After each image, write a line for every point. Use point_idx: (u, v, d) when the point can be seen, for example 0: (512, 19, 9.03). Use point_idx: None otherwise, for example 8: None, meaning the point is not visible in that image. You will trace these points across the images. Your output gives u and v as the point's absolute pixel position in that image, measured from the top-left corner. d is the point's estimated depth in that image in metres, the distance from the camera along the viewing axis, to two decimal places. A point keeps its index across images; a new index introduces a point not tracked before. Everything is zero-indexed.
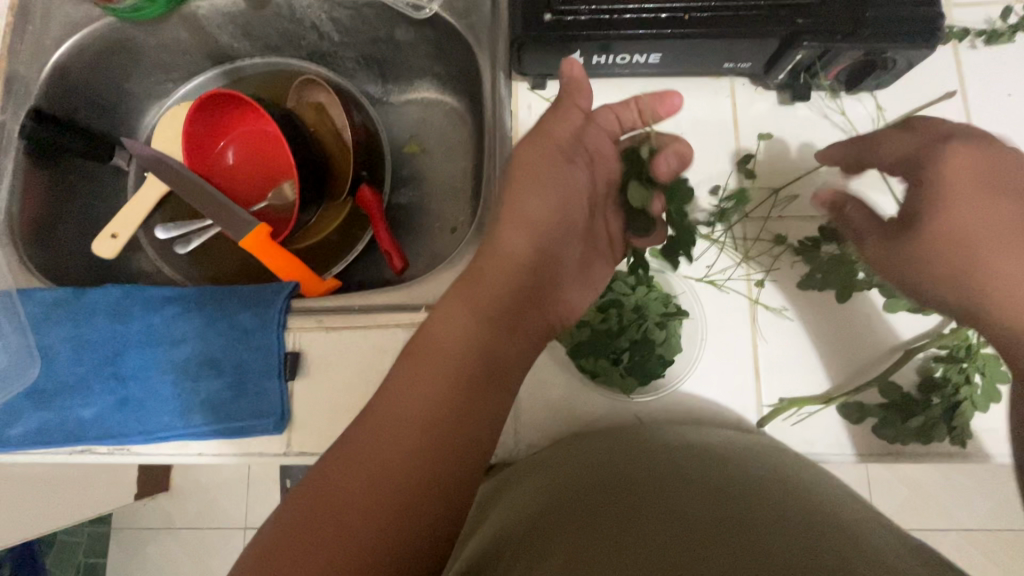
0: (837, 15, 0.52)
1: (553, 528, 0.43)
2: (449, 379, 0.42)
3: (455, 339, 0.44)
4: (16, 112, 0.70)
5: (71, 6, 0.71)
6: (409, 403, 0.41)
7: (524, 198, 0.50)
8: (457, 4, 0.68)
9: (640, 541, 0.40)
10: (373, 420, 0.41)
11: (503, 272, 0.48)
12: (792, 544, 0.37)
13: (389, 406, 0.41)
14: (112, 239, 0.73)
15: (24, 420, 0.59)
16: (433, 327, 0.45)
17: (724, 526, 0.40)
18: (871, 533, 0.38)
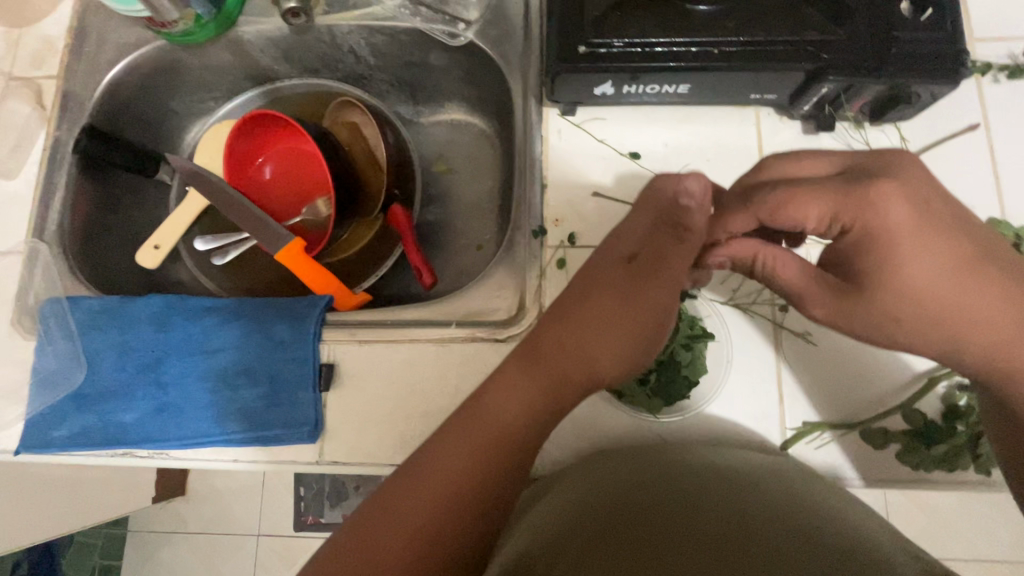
0: (862, 50, 0.54)
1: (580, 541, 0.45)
2: (501, 466, 0.46)
3: (513, 426, 0.47)
4: (70, 128, 0.73)
5: (126, 29, 0.75)
6: (452, 473, 0.45)
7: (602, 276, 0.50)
8: (491, 32, 0.71)
9: (663, 554, 0.41)
10: (426, 474, 0.45)
11: (561, 352, 0.49)
12: (816, 565, 0.38)
13: (443, 468, 0.46)
14: (155, 250, 0.77)
15: (68, 423, 0.62)
16: (493, 397, 0.48)
17: (750, 547, 0.40)
18: (899, 558, 0.39)
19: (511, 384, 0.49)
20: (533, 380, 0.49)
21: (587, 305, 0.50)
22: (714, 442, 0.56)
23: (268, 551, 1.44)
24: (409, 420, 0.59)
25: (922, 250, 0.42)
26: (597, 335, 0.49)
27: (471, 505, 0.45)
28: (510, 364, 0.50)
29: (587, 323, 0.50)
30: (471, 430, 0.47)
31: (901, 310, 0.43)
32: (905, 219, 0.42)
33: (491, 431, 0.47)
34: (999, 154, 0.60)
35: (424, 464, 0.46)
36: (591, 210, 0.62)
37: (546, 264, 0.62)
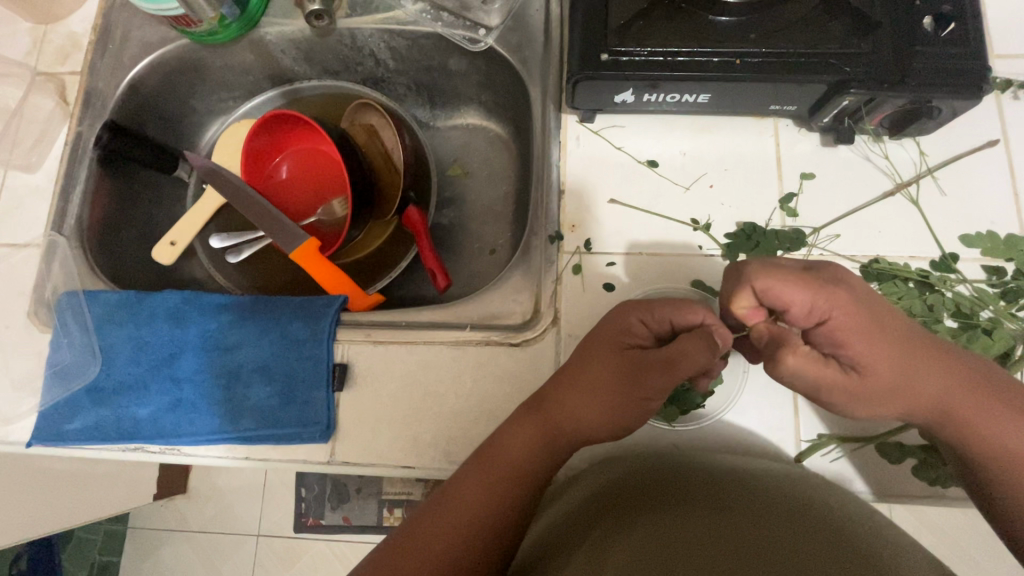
0: (885, 65, 0.54)
1: (595, 540, 0.45)
2: (512, 501, 0.48)
3: (524, 470, 0.48)
4: (92, 123, 0.74)
5: (150, 27, 0.76)
6: (467, 500, 0.48)
7: (609, 346, 0.49)
8: (511, 38, 0.71)
9: (678, 548, 0.41)
10: (446, 503, 0.48)
11: (562, 408, 0.49)
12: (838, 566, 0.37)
13: (460, 501, 0.48)
14: (171, 246, 0.78)
15: (82, 416, 0.62)
16: (503, 435, 0.50)
17: (768, 545, 0.40)
18: (918, 567, 0.38)
19: (519, 427, 0.50)
20: (537, 435, 0.49)
21: (588, 370, 0.49)
22: (729, 451, 0.56)
23: (268, 552, 1.44)
24: (421, 423, 0.59)
25: (886, 344, 0.43)
26: (597, 399, 0.48)
27: (484, 543, 0.46)
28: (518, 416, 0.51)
29: (590, 392, 0.48)
30: (483, 461, 0.49)
31: (892, 392, 0.44)
32: (854, 315, 0.43)
33: (503, 469, 0.49)
34: (1019, 170, 0.60)
35: (445, 495, 0.49)
36: (607, 218, 0.62)
37: (563, 269, 0.62)
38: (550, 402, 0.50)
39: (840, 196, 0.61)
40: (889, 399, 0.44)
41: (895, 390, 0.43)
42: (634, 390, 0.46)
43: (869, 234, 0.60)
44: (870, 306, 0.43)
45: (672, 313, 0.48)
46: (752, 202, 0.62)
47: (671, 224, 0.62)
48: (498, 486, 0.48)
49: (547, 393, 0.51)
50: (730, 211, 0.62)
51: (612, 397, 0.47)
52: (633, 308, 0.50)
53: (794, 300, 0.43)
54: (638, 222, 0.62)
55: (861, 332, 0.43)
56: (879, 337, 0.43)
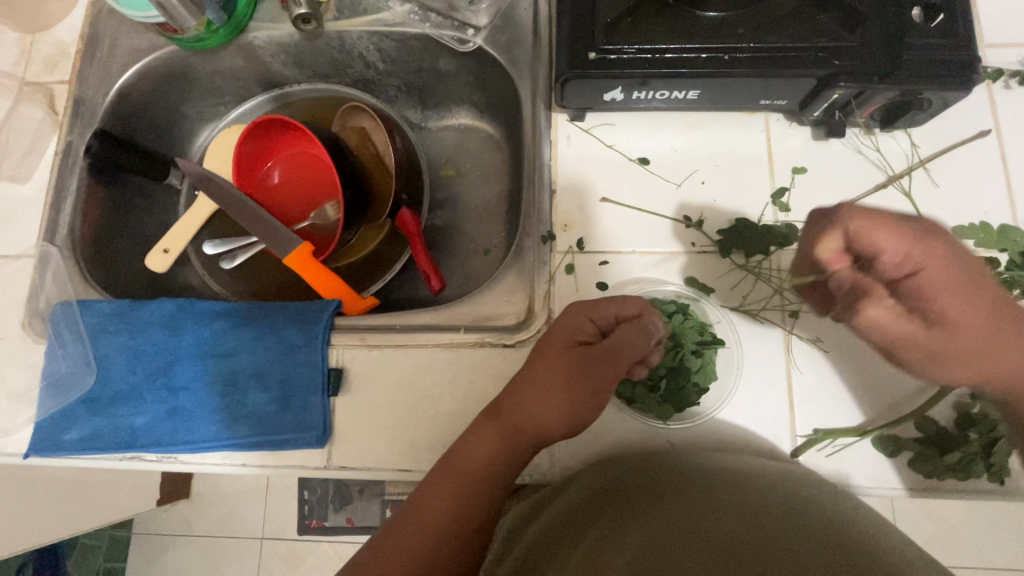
0: (874, 57, 0.54)
1: (590, 544, 0.45)
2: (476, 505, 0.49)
3: (484, 477, 0.50)
4: (82, 132, 0.74)
5: (138, 35, 0.76)
6: (440, 507, 0.49)
7: (558, 346, 0.50)
8: (500, 37, 0.71)
9: (671, 551, 0.41)
10: (418, 511, 0.50)
11: (517, 411, 0.50)
12: (831, 564, 0.37)
13: (430, 511, 0.49)
14: (164, 253, 0.77)
15: (78, 426, 0.62)
16: (464, 443, 0.51)
17: (761, 546, 0.40)
18: (918, 564, 0.38)
19: (478, 435, 0.50)
20: (500, 442, 0.50)
21: (540, 371, 0.50)
22: (726, 448, 0.56)
23: (272, 555, 1.44)
24: (417, 427, 0.59)
25: (977, 309, 0.46)
26: (552, 403, 0.49)
27: (454, 546, 0.48)
28: (479, 423, 0.51)
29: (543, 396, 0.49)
30: (449, 469, 0.50)
31: (970, 356, 0.47)
32: (943, 273, 0.46)
33: (466, 476, 0.50)
34: (1012, 160, 0.60)
35: (420, 500, 0.50)
36: (599, 217, 0.62)
37: (555, 269, 0.62)
38: (505, 407, 0.50)
39: (833, 190, 0.61)
40: (966, 362, 0.47)
41: (964, 354, 0.47)
42: (585, 385, 0.48)
43: None
44: (964, 270, 0.46)
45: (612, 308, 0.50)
46: (744, 198, 0.61)
47: (663, 221, 0.61)
48: (461, 493, 0.49)
49: (507, 400, 0.51)
50: (722, 207, 0.61)
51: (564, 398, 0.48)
52: (580, 307, 0.51)
53: (886, 248, 0.46)
54: (630, 220, 0.62)
55: (947, 288, 0.46)
56: (966, 295, 0.46)
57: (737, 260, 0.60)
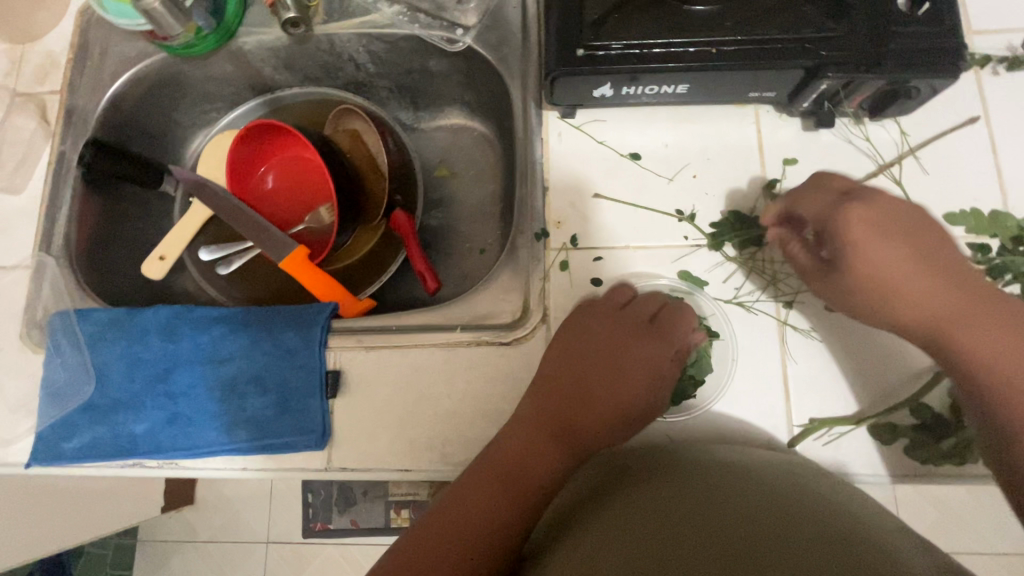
0: (861, 47, 0.54)
1: (591, 543, 0.45)
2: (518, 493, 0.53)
3: (529, 466, 0.54)
4: (75, 142, 0.74)
5: (127, 43, 0.76)
6: (484, 496, 0.52)
7: (596, 343, 0.58)
8: (489, 37, 0.71)
9: (672, 549, 0.41)
10: (457, 512, 0.51)
11: (563, 402, 0.56)
12: (832, 557, 0.37)
13: (478, 509, 0.51)
14: (160, 261, 0.78)
15: (79, 435, 0.62)
16: (506, 437, 0.54)
17: (761, 538, 0.40)
18: (917, 553, 0.38)
19: (523, 427, 0.55)
20: (547, 439, 0.55)
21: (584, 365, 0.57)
22: (724, 440, 0.56)
23: (278, 558, 1.44)
24: (416, 426, 0.59)
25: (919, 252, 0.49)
26: (597, 394, 0.57)
27: (499, 546, 0.50)
28: (523, 425, 0.55)
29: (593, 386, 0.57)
30: (491, 460, 0.53)
31: (888, 281, 0.49)
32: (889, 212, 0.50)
33: (510, 467, 0.53)
34: (1001, 146, 0.60)
35: (454, 494, 0.53)
36: (593, 213, 0.62)
37: (550, 266, 0.62)
38: (551, 400, 0.56)
39: None
40: (882, 286, 0.50)
41: (888, 280, 0.49)
42: (625, 381, 0.57)
43: None
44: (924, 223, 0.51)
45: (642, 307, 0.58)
46: (735, 190, 0.62)
47: (656, 215, 0.62)
48: (508, 481, 0.53)
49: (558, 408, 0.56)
50: (713, 199, 0.62)
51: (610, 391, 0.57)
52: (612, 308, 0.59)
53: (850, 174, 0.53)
54: (623, 216, 0.62)
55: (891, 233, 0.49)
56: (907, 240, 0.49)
57: (730, 252, 0.60)
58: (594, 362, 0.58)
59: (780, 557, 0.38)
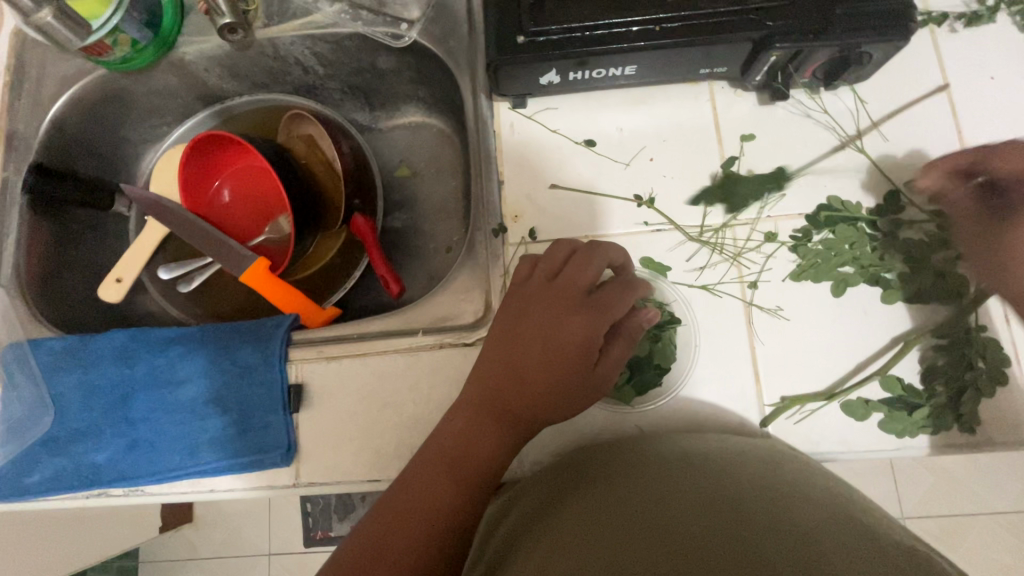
0: (809, 14, 0.52)
1: (548, 542, 0.42)
2: (463, 482, 0.48)
3: (467, 452, 0.49)
4: (18, 168, 0.72)
5: (64, 61, 0.73)
6: (427, 491, 0.47)
7: (532, 310, 0.52)
8: (434, 29, 0.69)
9: (628, 552, 0.38)
10: (400, 506, 0.47)
11: (500, 373, 0.51)
12: (785, 543, 0.35)
13: (419, 506, 0.47)
14: (117, 283, 0.76)
15: (40, 468, 0.60)
16: (445, 425, 0.51)
17: (715, 529, 0.38)
18: (878, 534, 0.37)
19: (460, 409, 0.51)
20: (489, 424, 0.50)
21: (523, 332, 0.52)
22: (693, 427, 0.55)
23: (281, 570, 1.44)
24: (383, 435, 0.58)
25: None
26: (538, 364, 0.50)
27: (449, 536, 0.46)
28: (466, 408, 0.51)
29: (533, 352, 0.51)
30: (431, 451, 0.49)
31: None
32: None
33: (452, 454, 0.49)
34: (962, 107, 0.59)
35: (400, 489, 0.48)
36: (549, 203, 0.61)
37: (509, 262, 0.61)
38: (487, 377, 0.51)
39: (782, 154, 0.60)
40: None
41: None
42: (568, 345, 0.50)
43: (817, 190, 0.58)
44: None
45: (581, 268, 0.53)
46: (693, 170, 0.60)
47: (614, 202, 0.60)
48: (449, 469, 0.48)
49: (496, 389, 0.51)
50: (673, 181, 0.60)
51: (550, 358, 0.50)
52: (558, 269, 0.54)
53: None
54: (581, 204, 0.60)
55: None
56: None
57: (692, 233, 0.58)
58: (535, 328, 0.52)
59: (735, 549, 0.36)
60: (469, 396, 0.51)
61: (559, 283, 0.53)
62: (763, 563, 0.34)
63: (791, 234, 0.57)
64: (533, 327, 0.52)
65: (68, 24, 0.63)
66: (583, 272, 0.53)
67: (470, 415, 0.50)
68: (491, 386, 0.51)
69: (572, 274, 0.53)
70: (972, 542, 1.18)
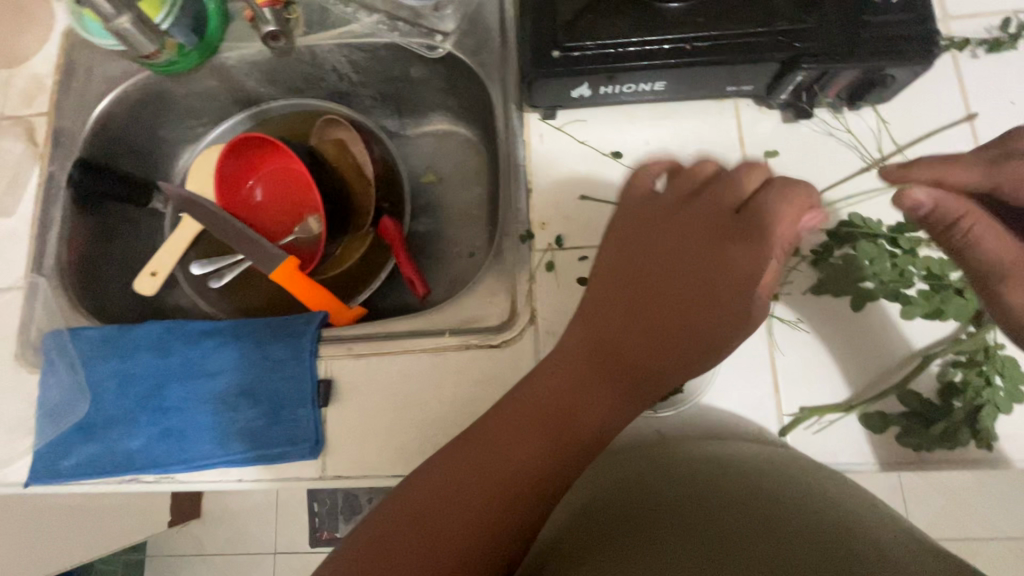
0: (836, 37, 0.54)
1: (603, 541, 0.43)
2: (558, 441, 0.44)
3: (572, 404, 0.45)
4: (63, 163, 0.74)
5: (111, 62, 0.76)
6: (519, 447, 0.44)
7: (662, 243, 0.48)
8: (468, 42, 0.71)
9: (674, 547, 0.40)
10: (480, 451, 0.44)
11: (621, 312, 0.47)
12: (807, 545, 0.37)
13: (511, 463, 0.44)
14: (151, 277, 0.78)
15: (75, 453, 0.62)
16: (551, 371, 0.47)
17: (740, 533, 0.40)
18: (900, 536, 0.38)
19: (572, 355, 0.47)
20: (608, 373, 0.46)
21: (657, 267, 0.47)
22: (713, 435, 0.56)
23: (286, 569, 1.45)
24: (408, 432, 0.60)
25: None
26: (670, 305, 0.45)
27: (529, 493, 0.43)
28: (578, 354, 0.47)
29: (669, 289, 0.46)
30: (528, 402, 0.46)
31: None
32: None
33: (550, 405, 0.46)
34: (983, 131, 0.60)
35: (489, 437, 0.45)
36: (577, 212, 0.63)
37: (536, 267, 0.62)
38: (610, 317, 0.47)
39: (806, 170, 0.61)
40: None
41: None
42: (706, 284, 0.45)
43: (840, 207, 0.60)
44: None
45: (723, 196, 0.47)
46: None
47: None
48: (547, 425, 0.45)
49: (617, 332, 0.46)
50: None
51: (689, 293, 0.45)
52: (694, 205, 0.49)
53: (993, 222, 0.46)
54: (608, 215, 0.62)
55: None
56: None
57: None
58: (667, 267, 0.47)
59: (760, 551, 0.38)
60: (581, 341, 0.47)
61: (703, 215, 0.47)
62: (787, 564, 0.36)
63: (812, 248, 0.59)
64: (660, 260, 0.47)
65: (144, 28, 0.67)
66: (723, 196, 0.47)
67: (583, 359, 0.47)
68: (609, 327, 0.46)
69: (706, 209, 0.48)
70: (982, 566, 1.17)
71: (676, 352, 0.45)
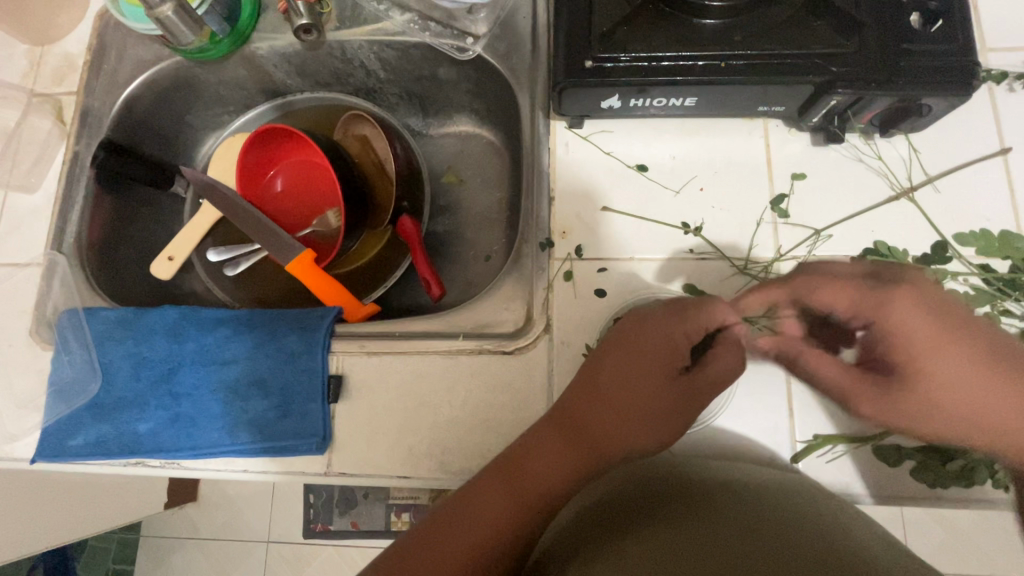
0: (872, 63, 0.54)
1: (589, 558, 0.43)
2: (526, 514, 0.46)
3: (541, 484, 0.47)
4: (89, 143, 0.75)
5: (142, 46, 0.77)
6: (491, 519, 0.46)
7: (619, 332, 0.51)
8: (499, 46, 0.71)
9: (676, 557, 0.39)
10: (462, 518, 0.46)
11: (584, 400, 0.49)
12: (820, 565, 0.36)
13: (476, 531, 0.45)
14: (169, 261, 0.79)
15: (84, 432, 0.62)
16: (523, 455, 0.48)
17: (750, 543, 0.39)
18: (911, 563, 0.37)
19: (543, 444, 0.48)
20: (570, 451, 0.48)
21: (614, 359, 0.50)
22: (728, 456, 0.56)
23: (277, 559, 1.44)
24: (416, 433, 0.59)
25: (961, 364, 0.41)
26: (629, 390, 0.49)
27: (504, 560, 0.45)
28: (543, 437, 0.49)
29: (625, 375, 0.49)
30: (502, 479, 0.47)
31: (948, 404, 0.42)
32: (921, 329, 0.42)
33: (522, 480, 0.47)
34: (1016, 166, 0.59)
35: (469, 500, 0.47)
36: (599, 224, 0.62)
37: (554, 276, 0.62)
38: (578, 407, 0.49)
39: (833, 196, 0.61)
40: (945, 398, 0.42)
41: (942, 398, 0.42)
42: (654, 370, 0.49)
43: (865, 235, 0.59)
44: (943, 318, 0.42)
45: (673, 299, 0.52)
46: (742, 205, 0.61)
47: (662, 227, 0.61)
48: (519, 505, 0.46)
49: (574, 410, 0.49)
50: (721, 212, 0.61)
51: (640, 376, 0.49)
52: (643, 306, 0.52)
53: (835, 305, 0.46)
54: (629, 228, 0.62)
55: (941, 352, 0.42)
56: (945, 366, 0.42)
57: (738, 265, 0.59)
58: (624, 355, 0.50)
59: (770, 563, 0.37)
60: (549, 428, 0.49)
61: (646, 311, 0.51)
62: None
63: None
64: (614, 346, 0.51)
65: (186, 17, 0.66)
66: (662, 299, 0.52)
67: (549, 441, 0.48)
68: (571, 408, 0.50)
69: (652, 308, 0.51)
70: None
71: (632, 430, 0.48)
